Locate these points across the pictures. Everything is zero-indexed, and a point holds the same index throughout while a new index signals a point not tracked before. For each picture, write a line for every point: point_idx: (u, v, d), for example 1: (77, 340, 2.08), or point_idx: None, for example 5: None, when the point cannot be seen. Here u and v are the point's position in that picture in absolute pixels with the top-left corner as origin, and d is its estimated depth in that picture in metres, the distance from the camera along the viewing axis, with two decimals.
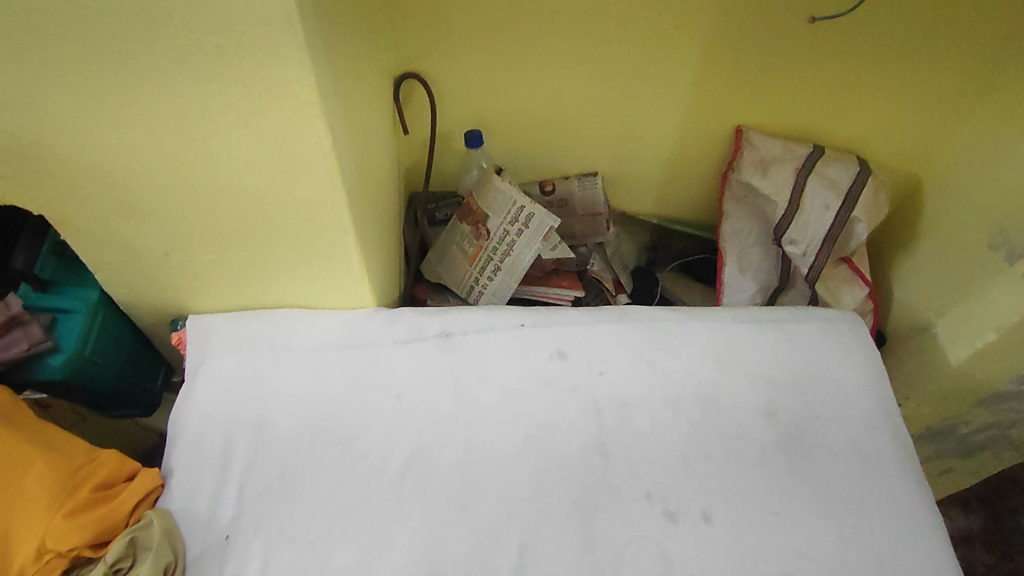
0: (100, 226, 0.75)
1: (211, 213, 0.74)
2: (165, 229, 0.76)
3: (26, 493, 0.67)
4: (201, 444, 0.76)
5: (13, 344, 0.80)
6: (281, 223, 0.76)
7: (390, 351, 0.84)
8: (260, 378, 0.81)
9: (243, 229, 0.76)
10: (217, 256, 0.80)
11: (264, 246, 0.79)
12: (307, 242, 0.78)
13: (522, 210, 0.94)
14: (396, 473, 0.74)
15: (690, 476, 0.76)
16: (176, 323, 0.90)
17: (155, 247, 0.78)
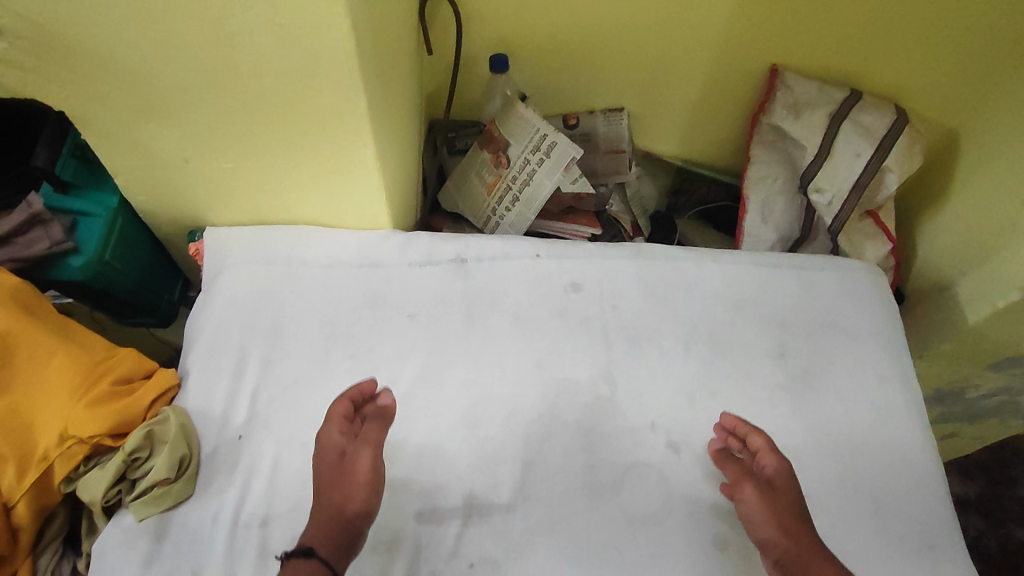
0: (120, 126, 0.75)
1: (231, 118, 0.73)
2: (185, 133, 0.75)
3: (51, 380, 0.70)
4: (217, 349, 0.78)
5: (36, 243, 0.81)
6: (302, 133, 0.75)
7: (404, 272, 0.84)
8: (276, 290, 0.82)
9: (264, 137, 0.75)
10: (236, 165, 0.80)
11: (284, 157, 0.78)
12: (327, 155, 0.78)
13: (545, 138, 0.92)
14: (406, 388, 0.76)
15: (696, 410, 0.77)
16: (195, 233, 0.91)
17: (175, 153, 0.78)
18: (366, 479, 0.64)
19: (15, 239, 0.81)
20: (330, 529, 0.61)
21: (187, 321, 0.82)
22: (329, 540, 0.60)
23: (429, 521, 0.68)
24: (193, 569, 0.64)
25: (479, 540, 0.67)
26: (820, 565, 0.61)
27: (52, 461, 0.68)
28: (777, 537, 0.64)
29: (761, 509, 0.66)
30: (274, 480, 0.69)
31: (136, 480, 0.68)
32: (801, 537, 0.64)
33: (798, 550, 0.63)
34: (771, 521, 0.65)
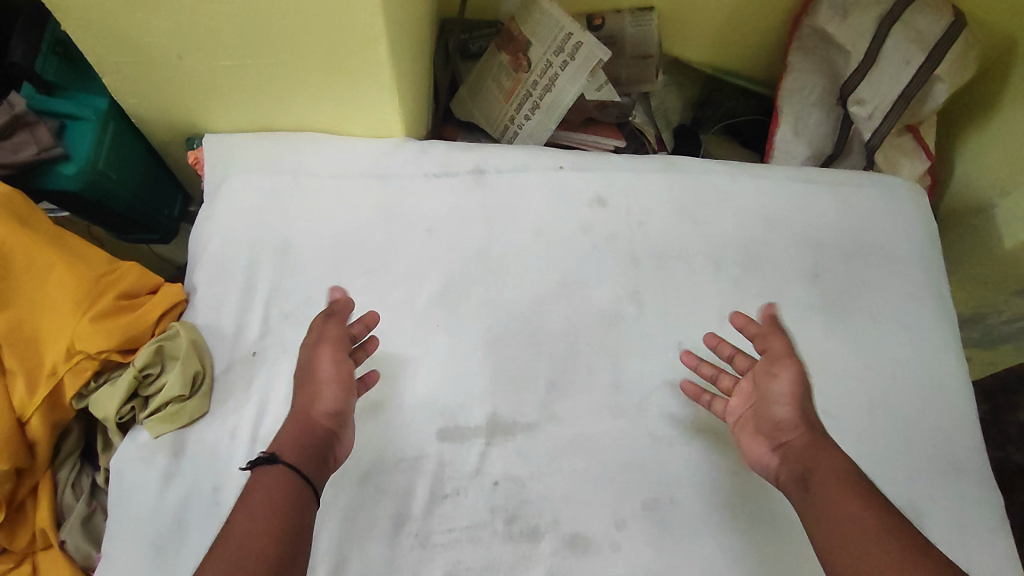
0: (103, 15, 0.67)
1: (229, 8, 0.65)
2: (176, 26, 0.68)
3: (54, 293, 0.67)
4: (225, 262, 0.74)
5: (23, 148, 0.76)
6: (309, 27, 0.68)
7: (421, 184, 0.79)
8: (284, 201, 0.78)
9: (267, 32, 0.68)
10: (235, 62, 0.73)
11: (288, 54, 0.71)
12: (338, 52, 0.71)
13: (571, 38, 0.84)
14: (425, 306, 0.73)
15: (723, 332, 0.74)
16: (193, 141, 0.85)
17: (166, 48, 0.71)
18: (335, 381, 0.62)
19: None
20: (298, 434, 0.58)
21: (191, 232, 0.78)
22: (297, 447, 0.57)
23: (452, 440, 0.66)
24: (213, 486, 0.63)
25: (503, 461, 0.66)
26: (826, 455, 0.56)
27: (61, 376, 0.66)
28: (794, 417, 0.60)
29: (790, 390, 0.61)
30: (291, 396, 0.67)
31: (149, 397, 0.66)
32: (819, 428, 0.59)
33: (812, 438, 0.58)
34: (789, 404, 0.61)
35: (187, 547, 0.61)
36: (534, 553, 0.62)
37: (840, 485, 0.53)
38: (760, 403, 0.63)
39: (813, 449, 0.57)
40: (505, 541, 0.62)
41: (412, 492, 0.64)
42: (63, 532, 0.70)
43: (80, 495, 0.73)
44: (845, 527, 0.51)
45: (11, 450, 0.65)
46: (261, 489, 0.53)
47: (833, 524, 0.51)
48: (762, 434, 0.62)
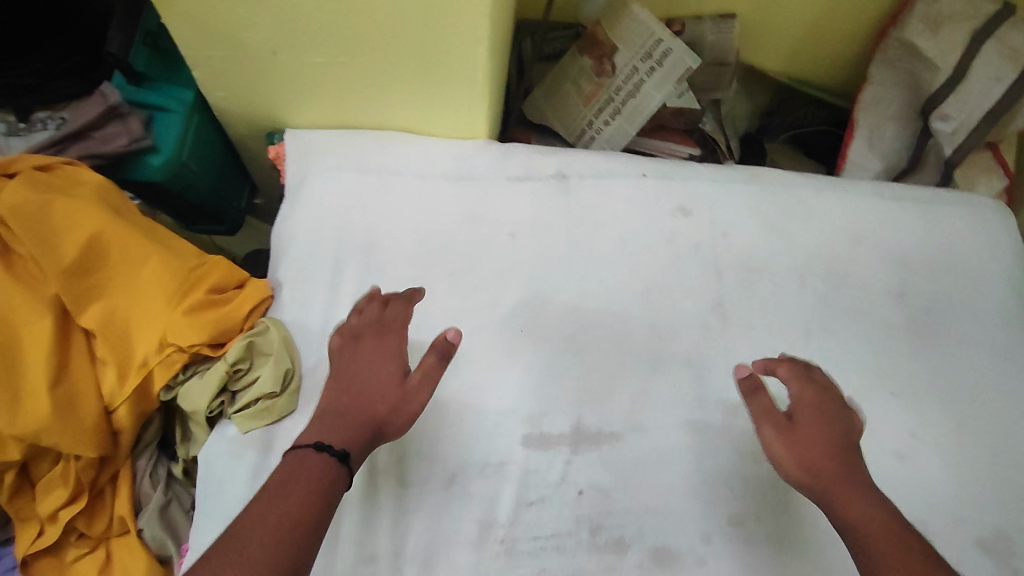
0: (204, 10, 0.67)
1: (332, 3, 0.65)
2: (277, 23, 0.68)
3: (147, 285, 0.68)
4: (311, 259, 0.75)
5: (115, 139, 0.77)
6: (410, 26, 0.67)
7: (503, 187, 0.79)
8: (368, 200, 0.78)
9: (366, 29, 0.68)
10: (328, 60, 0.72)
11: (383, 52, 0.71)
12: (433, 52, 0.70)
13: (660, 44, 0.84)
14: (508, 312, 0.72)
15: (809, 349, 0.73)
16: (272, 136, 0.85)
17: (263, 44, 0.71)
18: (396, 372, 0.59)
19: (93, 133, 0.78)
20: (348, 427, 0.55)
21: (273, 227, 0.79)
22: (353, 437, 0.54)
23: (537, 447, 0.66)
24: None
25: (587, 471, 0.65)
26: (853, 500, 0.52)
27: (151, 368, 0.67)
28: (801, 465, 0.55)
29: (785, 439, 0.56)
30: None
31: (237, 391, 0.66)
32: (848, 463, 0.54)
33: (838, 477, 0.53)
34: (798, 447, 0.55)
35: None
36: (619, 565, 0.61)
37: (869, 531, 0.50)
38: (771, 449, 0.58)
39: (840, 499, 0.52)
40: (590, 552, 0.62)
41: (497, 498, 0.63)
42: (141, 520, 0.71)
43: (156, 484, 0.74)
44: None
45: (97, 437, 0.67)
46: (303, 473, 0.50)
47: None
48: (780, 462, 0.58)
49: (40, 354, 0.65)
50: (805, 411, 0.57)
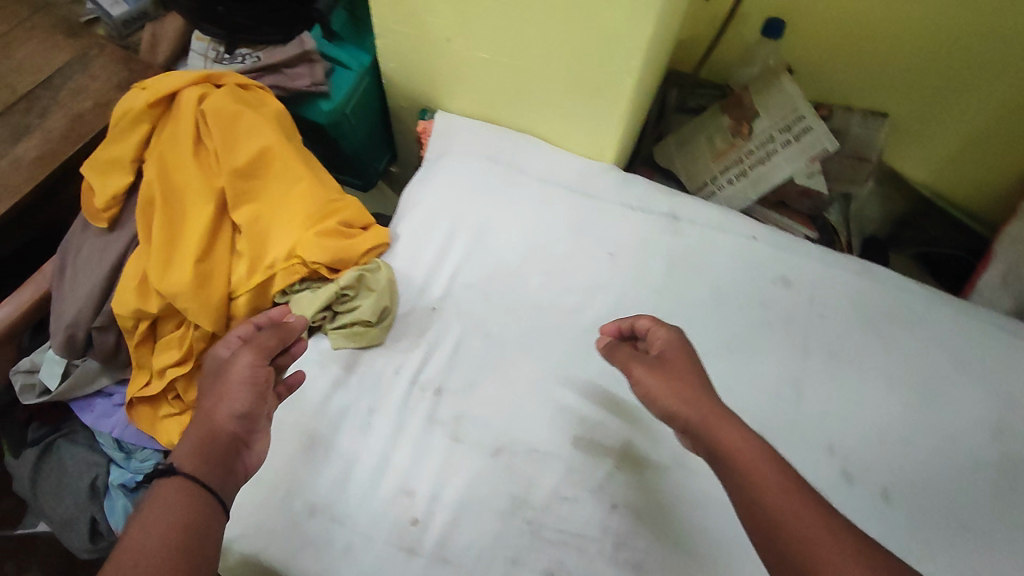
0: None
1: (501, 9, 0.76)
2: (457, 12, 0.81)
3: (292, 202, 0.79)
4: (430, 222, 0.83)
5: (299, 79, 0.90)
6: (560, 42, 0.76)
7: (616, 212, 0.84)
8: (492, 187, 0.86)
9: (523, 35, 0.77)
10: (492, 57, 0.84)
11: (541, 65, 0.80)
12: (576, 69, 0.78)
13: (801, 120, 0.87)
14: (591, 323, 0.76)
15: (881, 442, 0.71)
16: (425, 112, 0.99)
17: (442, 31, 0.85)
18: (246, 384, 0.61)
19: (284, 70, 0.91)
20: (199, 443, 0.57)
21: (405, 189, 0.89)
22: (198, 458, 0.55)
23: (584, 451, 0.67)
24: (368, 409, 0.69)
25: (627, 487, 0.66)
26: (727, 427, 0.54)
27: (276, 271, 0.78)
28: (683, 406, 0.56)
29: (658, 384, 0.58)
30: (454, 356, 0.72)
31: (339, 313, 0.74)
32: (704, 401, 0.55)
33: (709, 416, 0.54)
34: (668, 389, 0.57)
35: (332, 454, 0.66)
36: None
37: (764, 465, 0.50)
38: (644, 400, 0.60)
39: (721, 427, 0.53)
40: (608, 563, 0.62)
41: (536, 483, 0.65)
42: None
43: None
44: (768, 497, 0.48)
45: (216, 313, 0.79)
46: (163, 511, 0.51)
47: (767, 489, 0.49)
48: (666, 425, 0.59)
49: (197, 233, 0.78)
50: (671, 352, 0.60)
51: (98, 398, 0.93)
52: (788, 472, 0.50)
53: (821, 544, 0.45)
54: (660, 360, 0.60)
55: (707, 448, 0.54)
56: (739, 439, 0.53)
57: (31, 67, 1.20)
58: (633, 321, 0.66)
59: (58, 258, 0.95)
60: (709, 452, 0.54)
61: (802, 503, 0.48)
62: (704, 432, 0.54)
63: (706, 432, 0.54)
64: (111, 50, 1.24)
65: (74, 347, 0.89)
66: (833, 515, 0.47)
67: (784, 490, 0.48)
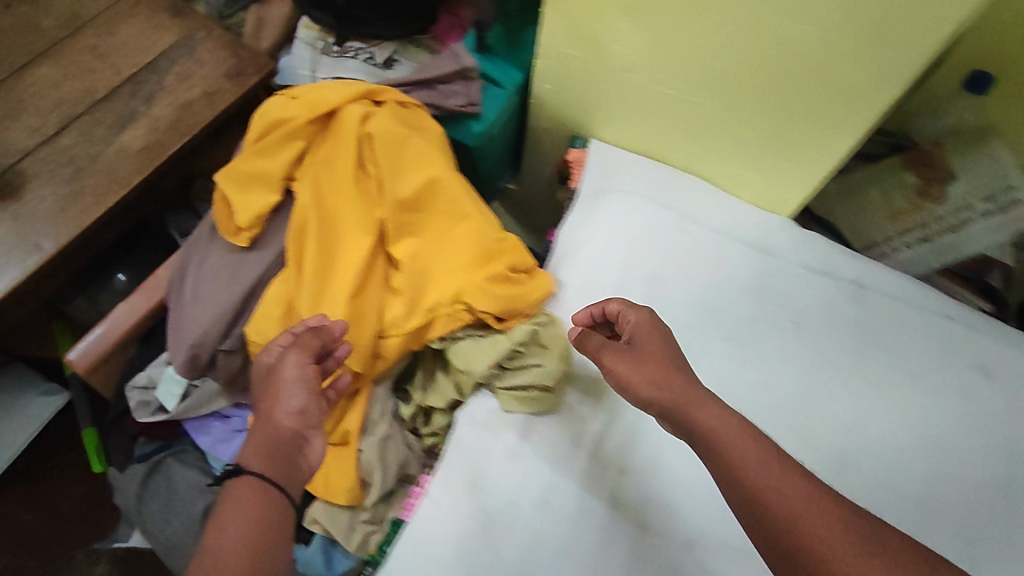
0: (591, 12, 0.74)
1: (719, 55, 0.70)
2: (648, 44, 0.74)
3: (457, 240, 0.73)
4: (599, 273, 0.79)
5: (454, 97, 0.83)
6: (776, 99, 0.70)
7: (797, 275, 0.80)
8: (662, 237, 0.81)
9: (733, 84, 0.72)
10: (677, 94, 0.77)
11: (739, 112, 0.74)
12: (782, 126, 0.73)
13: (1009, 190, 0.80)
14: (778, 405, 0.74)
15: (919, 476, 0.70)
16: (576, 141, 0.92)
17: (620, 59, 0.78)
18: (298, 384, 0.65)
19: (438, 86, 0.83)
20: (263, 444, 0.61)
21: (561, 228, 0.84)
22: (263, 456, 0.60)
23: None
24: (549, 483, 0.66)
25: (698, 511, 0.65)
26: (702, 407, 0.55)
27: (437, 315, 0.72)
28: (663, 389, 0.58)
29: (628, 369, 0.60)
30: (637, 427, 0.69)
31: (509, 369, 0.71)
32: (696, 389, 0.57)
33: (688, 397, 0.56)
34: (635, 370, 0.59)
35: (517, 524, 0.65)
36: None
37: (742, 446, 0.52)
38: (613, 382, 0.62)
39: (696, 407, 0.56)
40: None
41: None
42: (364, 441, 0.80)
43: (383, 414, 0.83)
44: (776, 494, 0.49)
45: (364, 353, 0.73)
46: (235, 503, 0.57)
47: (775, 493, 0.49)
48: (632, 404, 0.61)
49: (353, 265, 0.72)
50: (645, 336, 0.63)
51: (215, 421, 0.91)
52: (767, 449, 0.52)
53: (804, 516, 0.47)
54: (632, 348, 0.62)
55: (686, 430, 0.56)
56: (714, 419, 0.54)
57: (136, 47, 1.13)
58: (613, 306, 0.67)
59: (178, 266, 0.91)
60: (689, 433, 0.56)
61: (778, 475, 0.50)
62: (680, 413, 0.56)
63: (683, 412, 0.56)
64: (219, 33, 1.17)
65: (196, 368, 0.84)
66: (793, 479, 0.49)
67: (763, 467, 0.50)
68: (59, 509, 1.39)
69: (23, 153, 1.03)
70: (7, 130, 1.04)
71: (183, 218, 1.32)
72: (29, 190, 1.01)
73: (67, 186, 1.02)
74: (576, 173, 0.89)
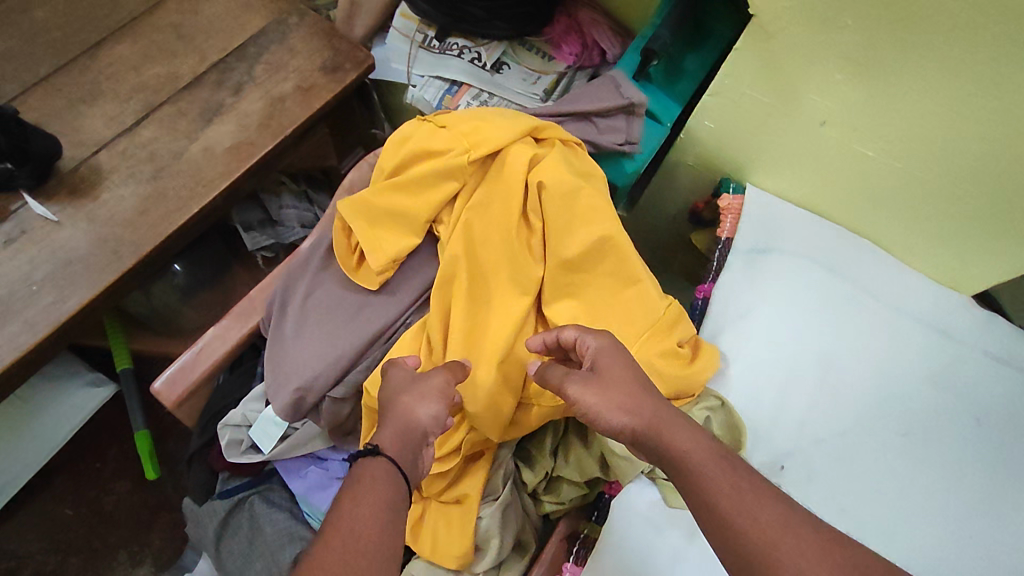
0: (797, 57, 0.65)
1: (957, 125, 0.61)
2: (859, 99, 0.65)
3: (622, 306, 0.66)
4: (767, 350, 0.72)
5: (612, 133, 0.76)
6: (1014, 177, 0.62)
7: (980, 364, 0.70)
8: (834, 309, 0.72)
9: (959, 156, 0.64)
10: (879, 157, 0.69)
11: (953, 188, 0.67)
12: (1008, 205, 0.65)
13: None
14: (959, 514, 0.64)
15: (976, 529, 0.63)
16: (729, 184, 0.82)
17: (815, 111, 0.69)
18: (439, 393, 0.59)
19: (596, 119, 0.76)
20: (399, 434, 0.56)
21: (716, 288, 0.76)
22: (398, 445, 0.55)
23: None
24: None
25: None
26: (674, 428, 0.52)
27: None
28: (626, 420, 0.54)
29: (598, 399, 0.55)
30: None
31: None
32: (641, 410, 0.54)
33: (648, 421, 0.53)
34: (603, 398, 0.55)
35: None
36: None
37: (712, 475, 0.48)
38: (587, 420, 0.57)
39: (664, 428, 0.52)
40: None
41: None
42: (485, 508, 0.72)
43: (506, 479, 0.74)
44: (753, 516, 0.45)
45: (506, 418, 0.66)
46: (369, 483, 0.52)
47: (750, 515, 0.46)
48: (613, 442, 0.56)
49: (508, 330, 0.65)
50: (604, 358, 0.58)
51: (310, 465, 0.83)
52: (733, 468, 0.49)
53: (780, 545, 0.44)
54: (595, 374, 0.57)
55: (656, 453, 0.52)
56: (687, 442, 0.51)
57: (222, 30, 1.08)
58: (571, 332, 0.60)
59: (278, 290, 0.81)
60: (659, 456, 0.52)
61: (734, 486, 0.47)
62: (650, 436, 0.53)
63: (655, 437, 0.52)
64: (312, 19, 1.11)
65: (298, 412, 0.76)
66: (769, 502, 0.46)
67: (733, 487, 0.47)
68: (102, 509, 1.29)
69: (100, 144, 0.99)
70: (82, 117, 1.00)
71: (249, 212, 1.21)
72: (106, 189, 0.96)
73: (147, 186, 0.97)
74: (727, 221, 0.79)
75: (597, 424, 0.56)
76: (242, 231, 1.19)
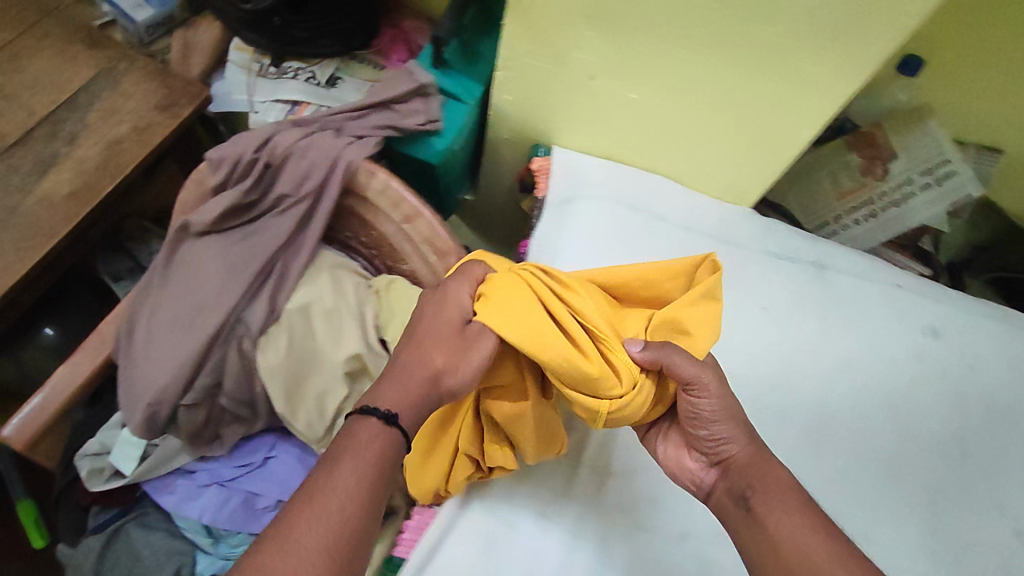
0: (547, 22, 0.72)
1: (687, 60, 0.70)
2: (608, 51, 0.73)
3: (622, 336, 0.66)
4: None
5: (415, 115, 0.83)
6: (747, 96, 0.71)
7: (759, 260, 0.81)
8: (634, 237, 0.82)
9: (700, 87, 0.72)
10: (643, 98, 0.77)
11: (707, 115, 0.75)
12: (751, 121, 0.74)
13: (947, 164, 0.85)
14: (753, 393, 0.73)
15: (768, 401, 0.73)
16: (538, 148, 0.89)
17: (581, 67, 0.76)
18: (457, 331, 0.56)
19: (395, 105, 0.83)
20: (408, 393, 0.54)
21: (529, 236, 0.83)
22: (407, 406, 0.54)
23: None
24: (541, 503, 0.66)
25: (623, 487, 0.68)
26: (772, 470, 0.58)
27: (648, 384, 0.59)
28: (729, 439, 0.59)
29: (717, 403, 0.57)
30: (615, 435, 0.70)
31: None
32: (757, 441, 0.59)
33: (752, 453, 0.59)
34: (726, 420, 0.58)
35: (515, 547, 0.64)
36: None
37: (782, 508, 0.55)
38: (684, 424, 0.60)
39: (760, 470, 0.57)
40: None
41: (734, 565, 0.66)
42: None
43: None
44: (807, 553, 0.52)
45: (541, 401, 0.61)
46: (359, 445, 0.52)
47: (805, 547, 0.53)
48: (698, 451, 0.61)
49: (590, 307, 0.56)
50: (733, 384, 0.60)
51: (179, 479, 0.83)
52: (800, 508, 0.55)
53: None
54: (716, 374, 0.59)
55: (747, 483, 0.57)
56: (785, 482, 0.57)
57: (47, 85, 1.09)
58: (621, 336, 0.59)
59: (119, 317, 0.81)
60: (745, 487, 0.57)
61: (801, 520, 0.54)
62: (748, 471, 0.58)
63: (751, 471, 0.58)
64: (142, 63, 1.13)
65: (152, 429, 0.77)
66: (812, 530, 0.53)
67: (798, 532, 0.53)
68: None
69: None
70: None
71: (116, 261, 1.19)
72: None
73: None
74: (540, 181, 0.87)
75: (692, 426, 0.59)
76: (112, 282, 1.17)
